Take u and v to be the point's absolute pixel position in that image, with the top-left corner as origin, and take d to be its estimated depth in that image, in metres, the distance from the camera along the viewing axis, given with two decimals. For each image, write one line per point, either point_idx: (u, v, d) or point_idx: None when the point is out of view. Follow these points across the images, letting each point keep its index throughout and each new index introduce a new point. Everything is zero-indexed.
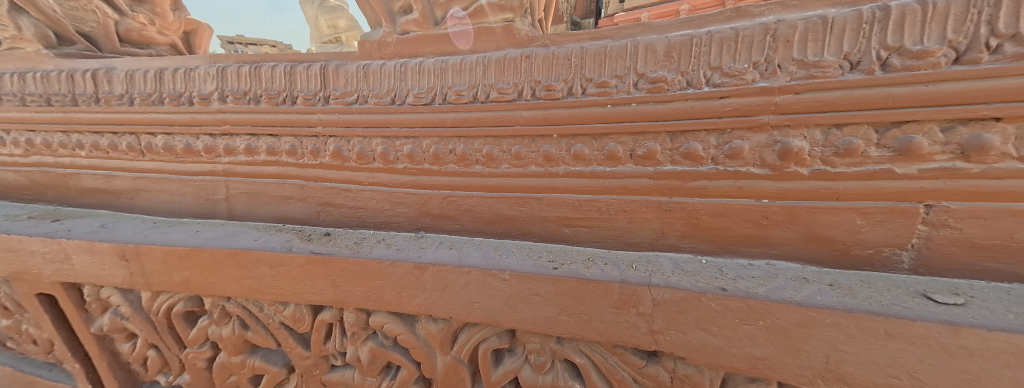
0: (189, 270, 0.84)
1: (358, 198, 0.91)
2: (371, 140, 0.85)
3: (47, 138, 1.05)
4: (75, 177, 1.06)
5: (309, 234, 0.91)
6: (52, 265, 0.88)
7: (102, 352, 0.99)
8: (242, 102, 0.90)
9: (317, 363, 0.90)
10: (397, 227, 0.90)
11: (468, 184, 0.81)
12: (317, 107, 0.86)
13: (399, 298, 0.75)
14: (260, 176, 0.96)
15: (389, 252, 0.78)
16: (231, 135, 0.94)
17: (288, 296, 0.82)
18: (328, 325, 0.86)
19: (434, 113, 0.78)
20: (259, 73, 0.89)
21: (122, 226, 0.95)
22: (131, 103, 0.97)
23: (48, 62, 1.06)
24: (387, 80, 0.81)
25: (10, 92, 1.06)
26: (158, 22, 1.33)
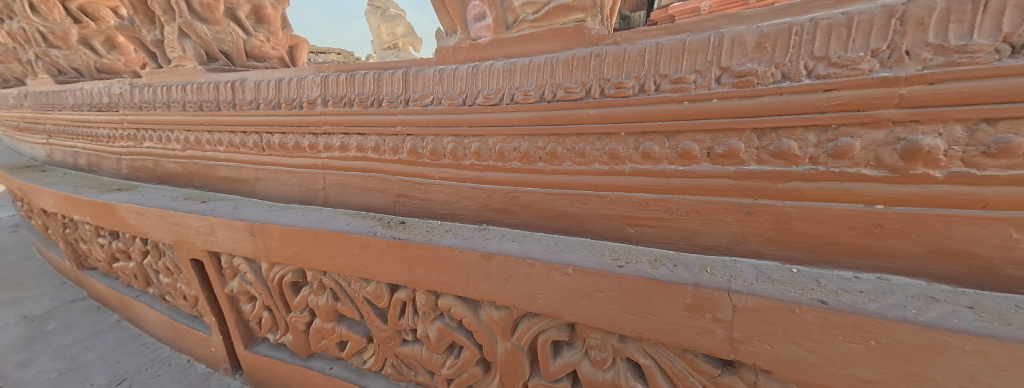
0: (297, 246, 1.00)
1: (429, 190, 0.98)
2: (443, 138, 0.91)
3: (198, 136, 1.31)
4: (215, 168, 1.32)
5: (388, 221, 1.01)
6: (202, 236, 1.12)
7: (231, 309, 1.21)
8: (339, 105, 1.03)
9: (392, 336, 1.00)
10: (461, 218, 0.95)
11: (531, 181, 0.82)
12: (398, 110, 0.94)
13: (464, 281, 0.80)
14: (350, 170, 1.09)
15: (458, 240, 0.83)
16: (329, 135, 1.08)
17: (372, 274, 0.93)
18: (402, 303, 0.95)
19: (500, 113, 0.80)
20: (353, 80, 1.01)
21: (248, 208, 1.15)
22: (257, 107, 1.17)
23: (202, 76, 1.34)
24: (459, 83, 0.85)
25: (175, 100, 1.35)
26: (272, 39, 1.57)
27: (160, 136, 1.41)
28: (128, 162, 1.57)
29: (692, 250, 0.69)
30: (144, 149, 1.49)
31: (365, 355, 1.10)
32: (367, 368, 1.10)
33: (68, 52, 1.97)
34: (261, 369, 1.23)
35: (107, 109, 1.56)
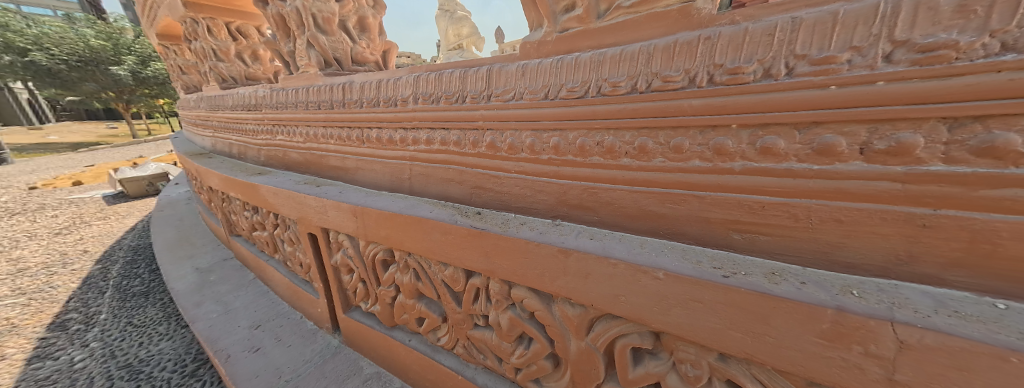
0: (389, 229, 1.13)
1: (504, 183, 1.02)
2: (521, 132, 0.93)
3: (316, 131, 1.56)
4: (325, 158, 1.55)
5: (465, 211, 1.08)
6: (317, 215, 1.33)
7: (334, 278, 1.42)
8: (428, 102, 1.13)
9: (465, 319, 1.10)
10: (535, 212, 0.97)
11: (615, 178, 0.80)
12: (480, 105, 1.00)
13: (541, 275, 0.83)
14: (433, 161, 1.18)
15: (534, 234, 0.86)
16: (417, 129, 1.19)
17: (450, 259, 1.03)
18: (476, 289, 1.04)
19: (587, 107, 0.79)
20: (441, 79, 1.10)
21: (350, 192, 1.33)
22: (361, 106, 1.34)
23: (321, 80, 1.58)
24: (542, 77, 0.87)
25: (301, 100, 1.62)
26: (370, 45, 1.76)
27: (287, 131, 1.72)
28: (265, 152, 1.95)
29: (841, 270, 0.59)
30: (276, 142, 1.82)
31: (439, 333, 1.20)
32: (441, 345, 1.21)
33: (224, 61, 2.40)
34: (354, 332, 1.43)
35: (253, 110, 1.96)
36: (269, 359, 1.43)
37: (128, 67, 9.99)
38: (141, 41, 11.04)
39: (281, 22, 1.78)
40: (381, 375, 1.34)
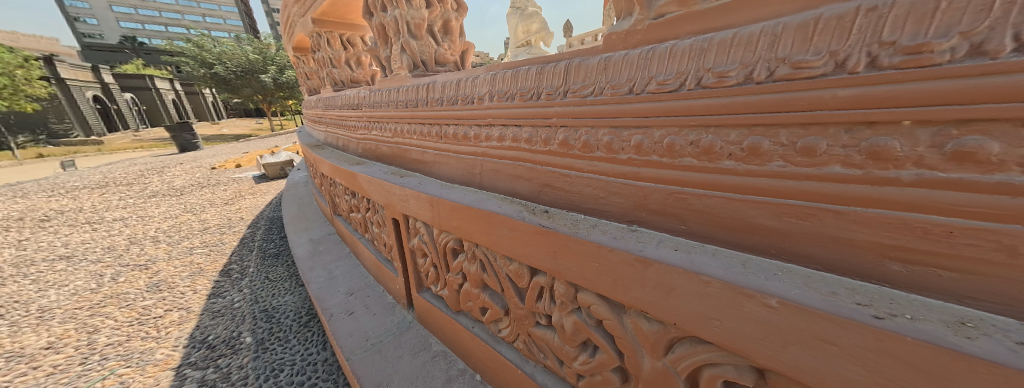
0: (459, 220, 1.20)
1: (575, 184, 1.01)
2: (598, 130, 0.91)
3: (402, 127, 1.72)
4: (408, 151, 1.70)
5: (533, 208, 1.09)
6: (400, 202, 1.47)
7: (409, 260, 1.55)
8: (503, 99, 1.17)
9: (527, 316, 1.12)
10: (608, 214, 0.95)
11: (712, 183, 0.72)
12: (556, 102, 1.00)
13: (614, 283, 0.82)
14: (503, 158, 1.22)
15: (605, 238, 0.84)
16: (490, 126, 1.24)
17: (516, 254, 1.06)
18: (540, 287, 1.06)
19: (689, 99, 0.71)
20: (517, 76, 1.12)
21: (428, 183, 1.45)
22: (441, 103, 1.44)
23: (409, 80, 1.73)
24: (628, 70, 0.82)
25: (391, 100, 1.80)
26: (450, 46, 1.86)
27: (379, 127, 1.93)
28: (361, 144, 2.22)
29: None
30: (371, 136, 2.06)
31: (500, 324, 1.24)
32: (502, 337, 1.24)
33: (336, 67, 2.78)
34: (424, 312, 1.56)
35: (354, 108, 2.25)
36: (356, 325, 1.64)
37: (266, 74, 12.33)
38: (274, 51, 13.42)
39: (382, 30, 1.99)
40: (445, 356, 1.43)
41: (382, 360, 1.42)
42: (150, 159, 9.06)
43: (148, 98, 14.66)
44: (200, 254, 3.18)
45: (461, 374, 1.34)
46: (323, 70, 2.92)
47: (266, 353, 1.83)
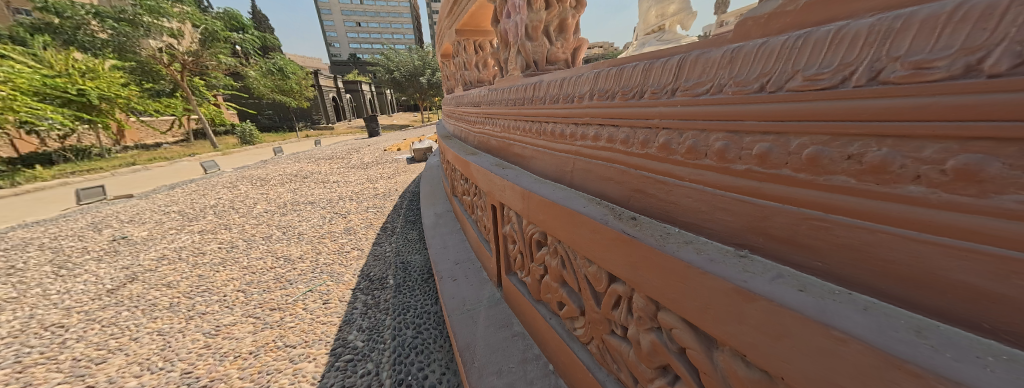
0: (546, 215, 1.22)
1: (673, 192, 0.89)
2: (707, 135, 0.78)
3: (508, 123, 1.85)
4: (511, 146, 1.81)
5: (619, 213, 1.02)
6: (498, 191, 1.57)
7: (501, 244, 1.67)
8: (603, 98, 1.13)
9: (602, 322, 1.06)
10: (712, 232, 0.79)
11: (878, 212, 0.53)
12: (661, 101, 0.90)
13: (703, 311, 0.70)
14: (597, 158, 1.17)
15: (699, 259, 0.72)
16: (588, 125, 1.21)
17: (596, 257, 1.01)
18: (618, 295, 0.99)
19: (856, 100, 0.53)
20: (621, 74, 1.05)
21: (524, 177, 1.51)
22: (545, 101, 1.48)
23: (521, 80, 1.83)
24: (760, 63, 0.68)
25: (504, 98, 1.93)
26: (563, 44, 1.87)
27: (492, 123, 2.10)
28: (478, 136, 2.45)
29: None
30: (484, 130, 2.27)
31: (576, 323, 1.22)
32: (576, 336, 1.22)
33: (468, 69, 3.06)
34: (510, 294, 1.65)
35: (476, 105, 2.50)
36: (457, 290, 1.86)
37: (424, 77, 15.05)
38: (432, 57, 16.14)
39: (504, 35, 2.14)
40: (524, 338, 1.48)
41: (474, 324, 1.58)
42: (349, 140, 12.24)
43: (352, 96, 19.79)
44: (371, 211, 4.14)
45: (535, 359, 1.37)
46: (460, 73, 3.33)
47: (402, 294, 2.30)
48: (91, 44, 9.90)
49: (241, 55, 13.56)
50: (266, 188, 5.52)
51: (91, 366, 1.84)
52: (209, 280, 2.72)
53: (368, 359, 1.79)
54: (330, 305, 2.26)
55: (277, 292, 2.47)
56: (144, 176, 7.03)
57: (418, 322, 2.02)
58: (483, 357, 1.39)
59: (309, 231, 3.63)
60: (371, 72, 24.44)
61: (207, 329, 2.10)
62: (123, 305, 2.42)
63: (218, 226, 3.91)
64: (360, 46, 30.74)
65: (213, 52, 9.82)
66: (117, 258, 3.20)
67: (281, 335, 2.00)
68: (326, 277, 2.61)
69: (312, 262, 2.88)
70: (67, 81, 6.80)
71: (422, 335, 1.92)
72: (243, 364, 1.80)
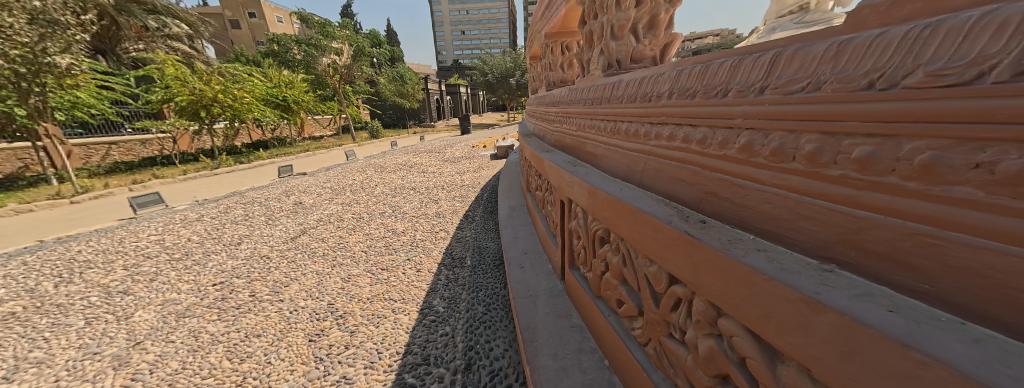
0: (610, 212, 1.11)
1: (750, 197, 0.68)
2: (800, 137, 0.59)
3: (585, 123, 1.76)
4: (586, 145, 1.71)
5: (687, 215, 0.83)
6: (569, 187, 1.55)
7: (571, 240, 1.66)
8: (683, 97, 0.91)
9: (659, 324, 0.92)
10: (800, 244, 0.60)
11: (1020, 235, 0.36)
12: (746, 100, 0.69)
13: (765, 320, 0.57)
14: (670, 159, 0.97)
15: (767, 267, 0.57)
16: (664, 124, 1.01)
17: (656, 256, 0.87)
18: (678, 298, 0.83)
19: (995, 99, 0.37)
20: (705, 71, 0.84)
21: (594, 175, 1.40)
22: (622, 100, 1.32)
23: (601, 79, 1.65)
24: (876, 55, 0.49)
25: (584, 98, 1.81)
26: (652, 40, 1.53)
27: (570, 121, 2.07)
28: (555, 135, 2.50)
29: None
30: (563, 129, 2.24)
31: (634, 323, 1.09)
32: (634, 335, 1.09)
33: (554, 70, 3.12)
34: (575, 290, 1.64)
35: (557, 105, 2.53)
36: (524, 276, 1.99)
37: (514, 78, 15.57)
38: (523, 57, 16.51)
39: (590, 36, 1.90)
40: (582, 331, 1.49)
41: (536, 308, 1.68)
42: (446, 137, 13.46)
43: (452, 97, 21.64)
44: (457, 200, 4.55)
45: (591, 351, 1.36)
46: (545, 74, 3.44)
47: (477, 275, 2.54)
48: (288, 61, 13.21)
49: (373, 65, 16.18)
50: (382, 173, 6.52)
51: (279, 288, 2.53)
52: (343, 240, 3.38)
53: (447, 323, 2.05)
54: (421, 274, 2.63)
55: (385, 257, 2.96)
56: (313, 158, 8.87)
57: (488, 301, 2.22)
58: (542, 338, 1.47)
59: (410, 211, 4.17)
60: (469, 74, 26.32)
61: (341, 276, 2.66)
62: (294, 250, 3.19)
63: (349, 200, 4.78)
64: (465, 51, 33.40)
65: (355, 62, 11.94)
66: (293, 215, 4.20)
67: (387, 290, 2.44)
68: (419, 250, 3.03)
69: (410, 237, 3.35)
70: (278, 91, 9.39)
71: (491, 313, 2.11)
72: (362, 306, 2.27)
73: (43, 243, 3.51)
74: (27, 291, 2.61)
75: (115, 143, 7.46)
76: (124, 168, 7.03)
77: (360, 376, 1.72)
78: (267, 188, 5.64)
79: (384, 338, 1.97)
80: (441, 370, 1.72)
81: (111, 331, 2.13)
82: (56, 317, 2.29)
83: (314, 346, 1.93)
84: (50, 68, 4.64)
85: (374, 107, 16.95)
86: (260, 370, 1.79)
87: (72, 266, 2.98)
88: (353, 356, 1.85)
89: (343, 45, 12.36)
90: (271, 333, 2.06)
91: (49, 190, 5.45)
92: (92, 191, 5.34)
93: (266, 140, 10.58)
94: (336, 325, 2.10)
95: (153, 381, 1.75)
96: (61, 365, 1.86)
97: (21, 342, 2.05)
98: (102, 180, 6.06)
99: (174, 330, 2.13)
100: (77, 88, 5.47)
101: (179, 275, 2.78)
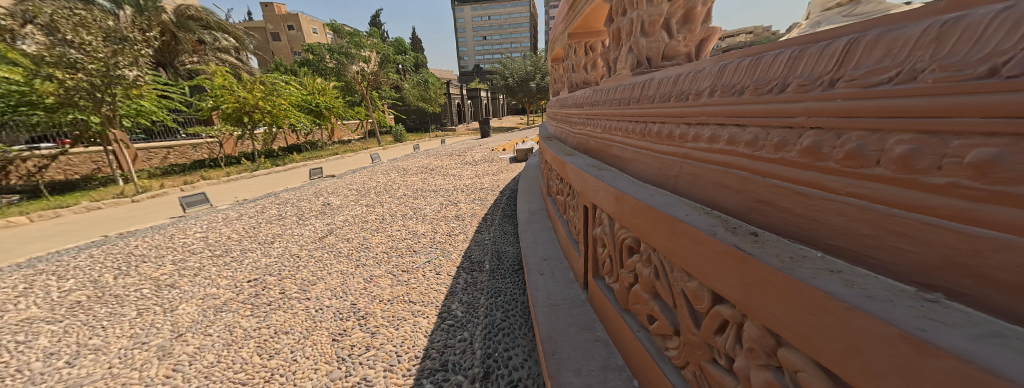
0: (639, 219, 1.01)
1: (817, 208, 0.59)
2: (885, 137, 0.49)
3: (611, 124, 1.66)
4: (611, 147, 1.61)
5: (734, 227, 0.73)
6: (592, 192, 1.44)
7: (593, 248, 1.56)
8: (728, 94, 0.82)
9: (700, 348, 0.83)
10: (888, 268, 0.50)
11: None
12: (811, 96, 0.59)
13: (848, 357, 0.48)
14: (710, 163, 0.87)
15: (847, 294, 0.48)
16: (703, 125, 0.91)
17: (697, 272, 0.78)
18: (725, 320, 0.74)
19: None
20: (756, 65, 0.74)
21: (620, 178, 1.30)
22: (654, 100, 1.21)
23: (629, 79, 1.55)
24: (1002, 38, 0.39)
25: (610, 98, 1.71)
26: (687, 35, 1.42)
27: (594, 123, 1.97)
28: (578, 137, 2.40)
29: None
30: (587, 131, 2.15)
31: (668, 342, 0.99)
32: (668, 356, 1.00)
33: (576, 72, 3.02)
34: (598, 300, 1.54)
35: (580, 107, 2.44)
36: (544, 284, 1.91)
37: (534, 81, 15.53)
38: (543, 61, 16.46)
39: (617, 34, 1.81)
40: (608, 346, 1.39)
41: (557, 318, 1.60)
42: (467, 140, 13.55)
43: (473, 101, 21.84)
44: (476, 203, 4.52)
45: (618, 370, 1.26)
46: (567, 75, 3.36)
47: (495, 280, 2.48)
48: (321, 69, 13.76)
49: (397, 70, 16.59)
50: (405, 176, 6.61)
51: (307, 286, 2.57)
52: (367, 241, 3.41)
53: (465, 328, 2.00)
54: (441, 276, 2.59)
55: (406, 258, 2.95)
56: (341, 160, 9.14)
57: (507, 308, 2.15)
58: (564, 351, 1.38)
59: (430, 214, 4.18)
60: (491, 79, 26.53)
61: (364, 277, 2.67)
62: (321, 249, 3.25)
63: (373, 202, 4.85)
64: (486, 56, 33.76)
65: (382, 70, 12.32)
66: (321, 216, 4.30)
67: (407, 292, 2.41)
68: (438, 252, 3.01)
69: (430, 239, 3.34)
70: (311, 97, 9.79)
71: (510, 320, 2.04)
72: (383, 308, 2.26)
73: (108, 238, 3.75)
74: (92, 281, 2.77)
75: (172, 147, 7.90)
76: (178, 170, 7.49)
77: (380, 379, 1.70)
78: (299, 189, 5.82)
79: (404, 341, 1.94)
80: (459, 377, 1.67)
81: (158, 322, 2.22)
82: (113, 307, 2.41)
83: (337, 346, 1.93)
84: (119, 80, 4.99)
85: (398, 112, 17.34)
86: (286, 368, 1.80)
87: (129, 259, 3.17)
88: (373, 358, 1.83)
89: (371, 53, 12.78)
90: (299, 331, 2.08)
91: (116, 190, 5.87)
92: (150, 191, 5.70)
93: (299, 144, 11.03)
94: (358, 326, 2.10)
95: (191, 373, 1.79)
96: (114, 353, 1.95)
97: (82, 330, 2.17)
98: (159, 181, 6.47)
99: (213, 323, 2.19)
100: (142, 97, 5.83)
101: (219, 271, 2.88)
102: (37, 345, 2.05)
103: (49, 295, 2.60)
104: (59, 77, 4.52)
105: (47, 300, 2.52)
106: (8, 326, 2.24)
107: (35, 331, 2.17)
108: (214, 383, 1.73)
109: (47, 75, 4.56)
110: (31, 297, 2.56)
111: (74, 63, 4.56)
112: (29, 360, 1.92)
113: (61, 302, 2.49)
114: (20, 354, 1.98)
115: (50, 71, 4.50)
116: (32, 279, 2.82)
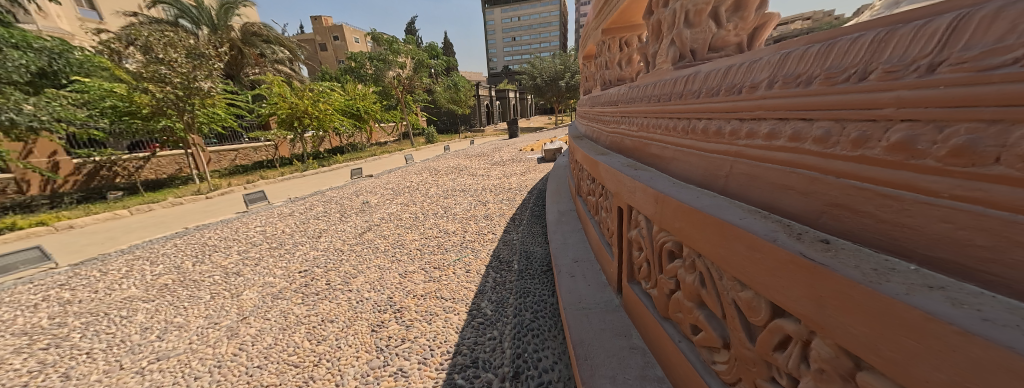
0: (682, 223, 0.93)
1: (909, 214, 0.52)
2: (1009, 129, 0.42)
3: (648, 122, 1.58)
4: (648, 145, 1.52)
5: (801, 233, 0.65)
6: (627, 193, 1.37)
7: (628, 253, 1.47)
8: (789, 86, 0.74)
9: (756, 364, 0.76)
10: (1012, 286, 0.44)
11: None
12: (902, 83, 0.52)
13: None
14: (768, 162, 0.79)
15: (949, 311, 0.42)
16: (759, 120, 0.83)
17: (751, 280, 0.70)
18: (787, 336, 0.67)
19: None
20: (830, 51, 0.66)
21: (659, 179, 1.22)
22: (700, 94, 1.12)
23: (672, 73, 1.46)
24: None
25: (649, 95, 1.62)
26: (738, 24, 1.32)
27: (629, 121, 1.89)
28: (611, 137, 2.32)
29: None
30: (620, 130, 2.07)
31: (716, 356, 0.91)
32: (713, 370, 0.92)
33: (609, 68, 2.94)
34: (633, 304, 1.47)
35: (613, 104, 2.37)
36: (575, 286, 1.86)
37: (563, 80, 15.27)
38: (573, 60, 16.17)
39: (658, 26, 1.72)
40: (645, 355, 1.31)
41: (589, 322, 1.54)
42: (496, 141, 13.62)
43: (503, 103, 21.91)
44: (504, 202, 4.51)
45: (657, 381, 1.19)
46: (599, 73, 3.26)
47: (524, 280, 2.45)
48: (361, 74, 14.45)
49: (430, 74, 17.01)
50: (437, 175, 6.74)
51: (348, 279, 2.68)
52: (403, 238, 3.51)
53: (494, 326, 2.00)
54: (470, 274, 2.61)
55: (438, 255, 3.00)
56: (379, 161, 9.51)
57: (535, 308, 2.12)
58: (598, 357, 1.33)
59: (460, 213, 4.22)
60: (519, 79, 26.30)
61: (398, 272, 2.74)
62: (360, 245, 3.38)
63: (406, 201, 4.98)
64: (515, 57, 33.73)
65: (416, 74, 12.70)
66: (361, 213, 4.48)
67: (439, 288, 2.45)
68: (468, 251, 3.03)
69: (461, 238, 3.38)
70: (353, 101, 10.28)
71: (539, 321, 2.00)
72: (417, 302, 2.30)
73: (187, 229, 4.14)
74: (175, 267, 3.06)
75: (237, 149, 8.62)
76: (242, 170, 8.13)
77: (414, 371, 1.72)
78: (342, 188, 6.12)
79: (436, 336, 1.96)
80: (489, 375, 1.66)
81: (226, 305, 2.40)
82: (192, 290, 2.65)
83: (375, 337, 2.00)
84: (198, 91, 5.48)
85: (429, 114, 17.75)
86: (332, 354, 1.87)
87: (202, 248, 3.47)
88: (407, 350, 1.87)
89: (406, 59, 13.20)
90: (342, 320, 2.17)
91: (194, 187, 6.44)
92: (220, 188, 6.23)
93: (342, 146, 11.62)
94: (394, 318, 2.15)
95: (253, 353, 1.91)
96: (192, 331, 2.14)
97: (168, 309, 2.39)
98: (227, 179, 7.05)
99: (270, 308, 2.34)
100: (214, 106, 6.35)
101: (275, 261, 3.07)
102: (135, 320, 2.29)
103: (144, 277, 2.90)
104: (152, 89, 5.10)
105: (143, 282, 2.82)
106: (114, 302, 2.51)
107: (133, 308, 2.43)
108: (272, 363, 1.83)
109: (144, 89, 5.15)
110: (131, 279, 2.87)
111: (163, 77, 5.10)
112: (129, 332, 2.15)
113: (152, 284, 2.77)
114: (122, 326, 2.22)
115: (146, 85, 5.08)
116: (131, 263, 3.17)
